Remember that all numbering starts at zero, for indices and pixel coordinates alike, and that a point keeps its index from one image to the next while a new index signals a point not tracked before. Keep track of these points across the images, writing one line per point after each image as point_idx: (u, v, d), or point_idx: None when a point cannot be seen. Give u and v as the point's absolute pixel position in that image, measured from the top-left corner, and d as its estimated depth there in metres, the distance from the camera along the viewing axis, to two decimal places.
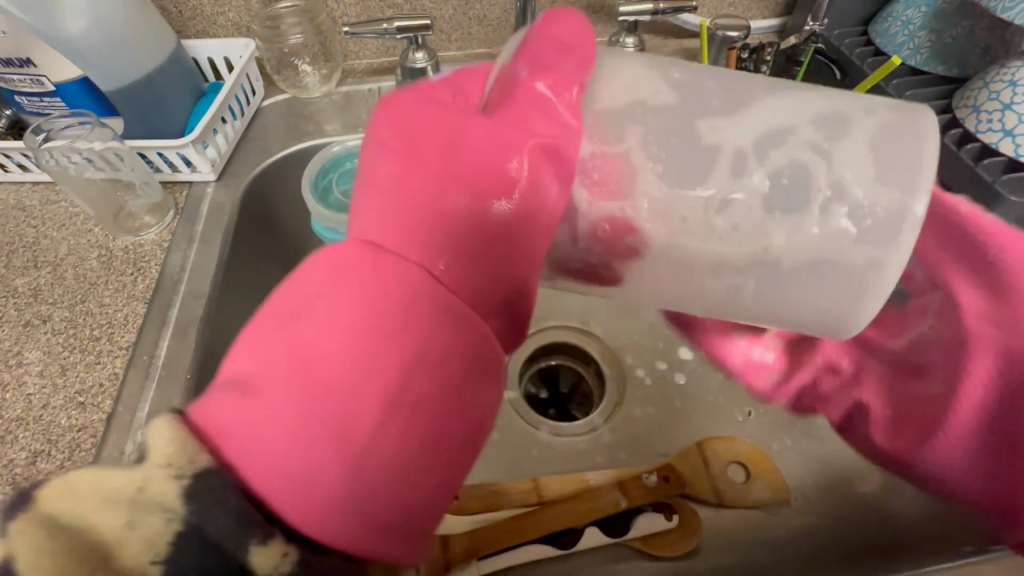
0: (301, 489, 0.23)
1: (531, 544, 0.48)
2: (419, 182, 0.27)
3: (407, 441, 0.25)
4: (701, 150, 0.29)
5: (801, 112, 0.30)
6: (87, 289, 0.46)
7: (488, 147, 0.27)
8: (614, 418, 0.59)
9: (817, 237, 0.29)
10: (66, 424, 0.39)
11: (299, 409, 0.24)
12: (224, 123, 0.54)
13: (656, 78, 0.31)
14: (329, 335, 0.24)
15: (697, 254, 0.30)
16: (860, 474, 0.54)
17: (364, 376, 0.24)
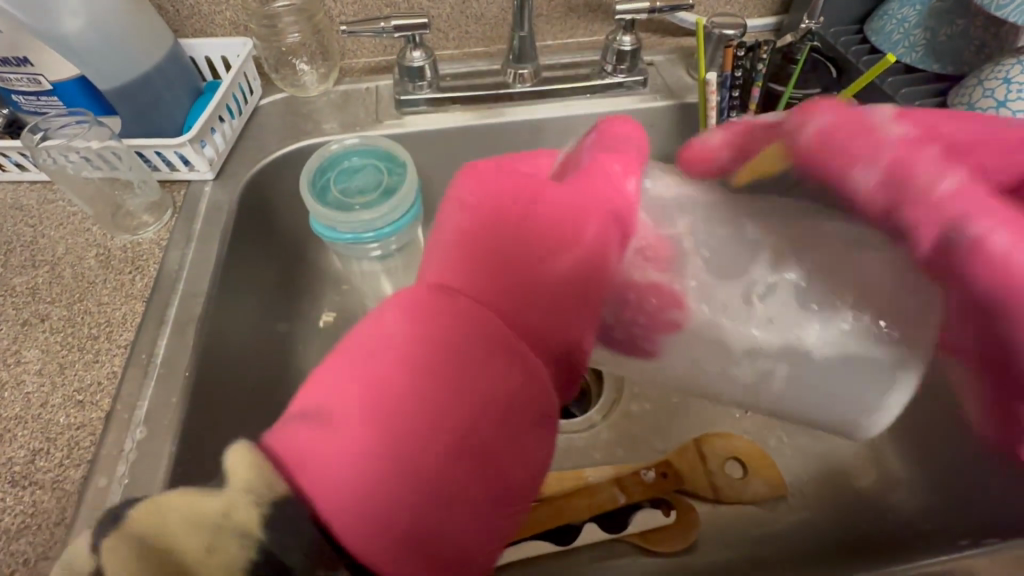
0: (355, 522, 0.23)
1: (530, 541, 0.48)
2: (496, 232, 0.28)
3: (477, 488, 0.24)
4: (734, 252, 0.36)
5: (821, 232, 0.34)
6: (85, 288, 0.46)
7: (566, 208, 0.30)
8: (613, 414, 0.59)
9: (842, 335, 0.33)
10: (65, 422, 0.39)
11: (373, 446, 0.23)
12: (221, 122, 0.54)
13: (694, 185, 0.37)
14: (402, 363, 0.24)
15: (735, 339, 0.35)
16: (856, 469, 0.54)
17: (439, 416, 0.24)
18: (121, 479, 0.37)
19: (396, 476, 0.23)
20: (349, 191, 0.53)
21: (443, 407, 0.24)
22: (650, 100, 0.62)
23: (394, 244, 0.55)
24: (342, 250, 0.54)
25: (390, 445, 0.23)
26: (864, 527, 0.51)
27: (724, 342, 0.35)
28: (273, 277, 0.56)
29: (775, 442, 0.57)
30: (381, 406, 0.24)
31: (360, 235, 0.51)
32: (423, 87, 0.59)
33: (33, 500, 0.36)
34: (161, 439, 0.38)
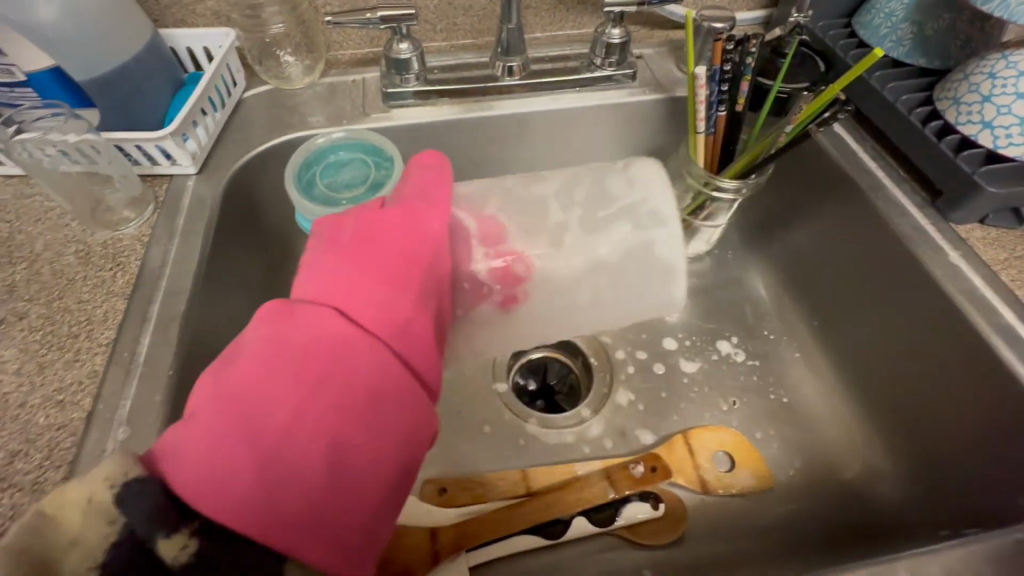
0: (219, 492, 0.27)
1: (518, 536, 0.48)
2: (335, 266, 0.34)
3: (332, 453, 0.29)
4: (540, 215, 0.45)
5: (603, 205, 0.46)
6: (65, 286, 0.45)
7: (391, 235, 0.36)
8: (602, 408, 0.59)
9: (603, 274, 0.45)
10: (43, 423, 0.38)
11: (230, 437, 0.28)
12: (204, 115, 0.53)
13: (506, 196, 0.46)
14: (255, 363, 0.30)
15: (554, 289, 0.44)
16: (841, 460, 0.55)
17: (291, 401, 0.29)
18: None
19: (255, 449, 0.28)
20: (335, 185, 0.51)
21: (294, 395, 0.29)
22: (640, 94, 0.61)
23: None
24: None
25: (247, 423, 0.28)
26: (849, 520, 0.51)
27: (548, 304, 0.45)
28: (259, 272, 0.55)
29: (762, 434, 0.57)
30: (239, 398, 0.29)
31: None
32: (410, 80, 0.59)
33: (13, 502, 0.35)
34: (143, 437, 0.38)
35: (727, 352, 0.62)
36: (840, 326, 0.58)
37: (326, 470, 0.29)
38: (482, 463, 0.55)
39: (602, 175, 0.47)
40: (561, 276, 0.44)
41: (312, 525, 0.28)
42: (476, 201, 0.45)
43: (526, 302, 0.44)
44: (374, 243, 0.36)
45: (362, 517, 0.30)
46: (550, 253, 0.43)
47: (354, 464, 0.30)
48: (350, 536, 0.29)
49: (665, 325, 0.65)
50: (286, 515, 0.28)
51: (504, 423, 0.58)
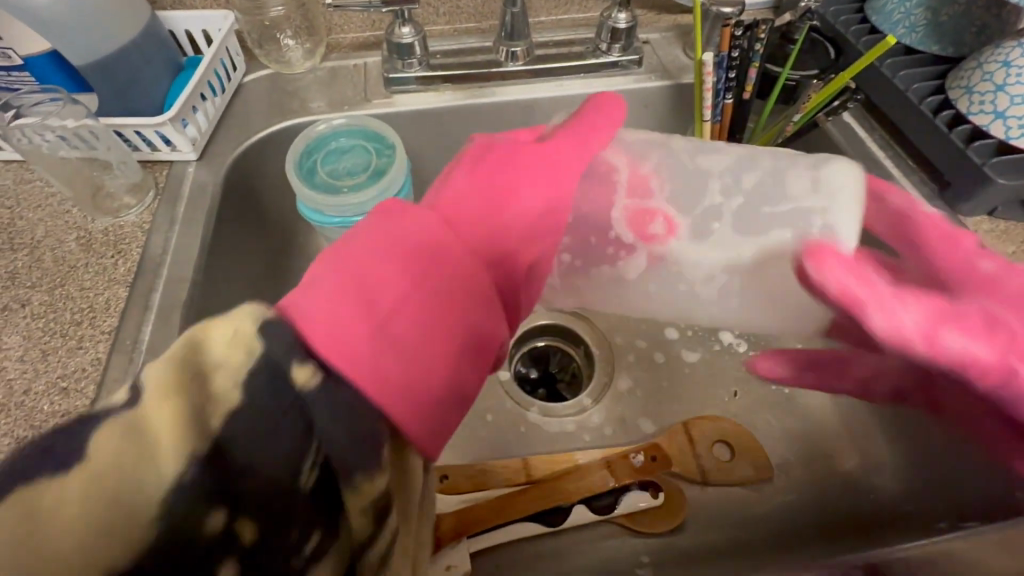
0: (359, 375, 0.23)
1: (519, 523, 0.49)
2: (472, 185, 0.35)
3: (451, 351, 0.27)
4: (699, 180, 0.41)
5: (784, 187, 0.40)
6: (66, 273, 0.45)
7: (536, 165, 0.36)
8: (603, 397, 0.60)
9: (736, 269, 0.39)
10: (48, 410, 0.38)
11: (370, 309, 0.25)
12: (204, 100, 0.53)
13: (673, 151, 0.42)
14: (396, 245, 0.27)
15: (689, 266, 0.40)
16: (841, 451, 0.55)
17: (433, 290, 0.27)
18: None
19: (399, 330, 0.25)
20: (337, 172, 0.51)
21: (434, 285, 0.27)
22: (646, 81, 0.60)
23: None
24: (332, 234, 0.52)
25: (389, 298, 0.25)
26: (846, 510, 0.51)
27: (696, 293, 0.41)
28: (261, 259, 0.55)
29: (763, 424, 0.57)
30: (383, 275, 0.26)
31: (349, 218, 0.49)
32: (412, 65, 0.58)
33: None
34: None
35: (729, 342, 0.62)
36: None
37: (449, 362, 0.27)
38: (485, 451, 0.56)
39: (820, 160, 0.41)
40: (693, 260, 0.39)
41: (419, 422, 0.25)
42: (639, 149, 0.42)
43: (683, 274, 0.40)
44: (517, 165, 0.36)
45: (455, 419, 0.28)
46: (696, 238, 0.39)
47: (465, 367, 0.28)
48: (441, 439, 0.27)
49: None
50: (405, 405, 0.25)
51: (506, 412, 0.58)
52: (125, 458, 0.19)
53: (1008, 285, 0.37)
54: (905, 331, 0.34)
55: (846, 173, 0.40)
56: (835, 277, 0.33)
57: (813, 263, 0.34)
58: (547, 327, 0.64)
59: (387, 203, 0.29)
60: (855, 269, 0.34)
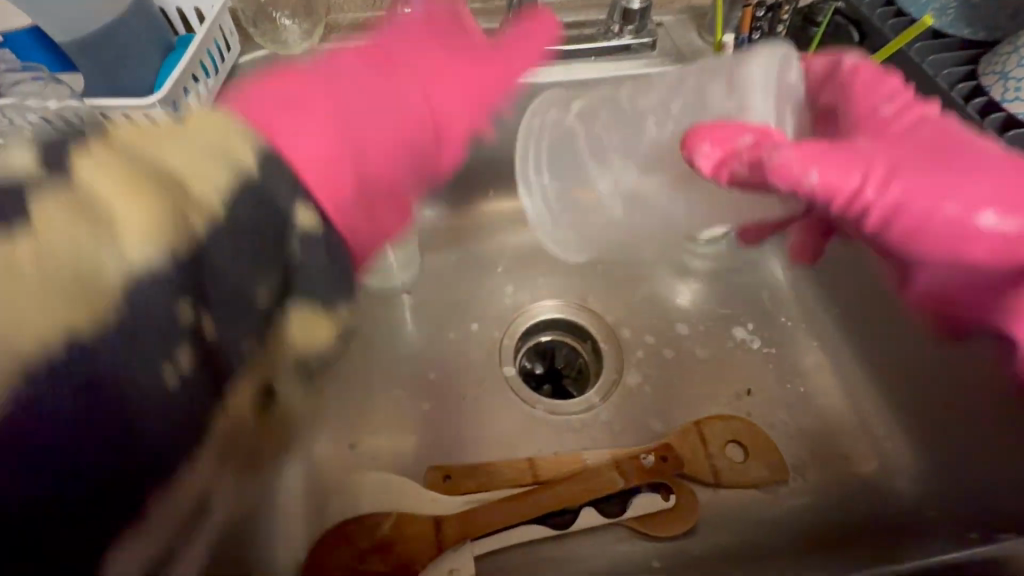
0: (319, 172, 0.34)
1: (524, 525, 0.48)
2: (402, 57, 0.43)
3: (359, 165, 0.36)
4: (629, 117, 0.49)
5: (717, 90, 0.46)
6: None
7: (427, 67, 0.43)
8: (612, 394, 0.58)
9: (671, 172, 0.49)
10: None
11: (326, 130, 0.35)
12: (196, 81, 0.50)
13: (600, 99, 0.49)
14: (336, 94, 0.37)
15: (642, 184, 0.50)
16: (858, 453, 0.53)
17: (335, 132, 0.35)
18: None
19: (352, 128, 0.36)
20: None
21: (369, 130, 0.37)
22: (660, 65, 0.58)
23: None
24: None
25: (326, 129, 0.34)
26: (860, 514, 0.50)
27: (648, 200, 0.51)
28: None
29: (776, 423, 0.55)
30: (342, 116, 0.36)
31: None
32: None
33: None
34: None
35: (742, 338, 0.60)
36: (861, 314, 0.56)
37: (347, 177, 0.35)
38: (489, 450, 0.54)
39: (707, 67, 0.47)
40: (644, 178, 0.49)
41: (340, 208, 0.35)
42: (589, 111, 0.49)
43: (640, 188, 0.50)
44: (420, 49, 0.45)
45: (356, 222, 0.37)
46: (646, 180, 0.49)
47: (377, 158, 0.38)
48: (346, 209, 0.36)
49: (677, 309, 0.62)
50: (337, 195, 0.35)
51: (511, 409, 0.56)
52: (81, 232, 0.21)
53: (893, 131, 0.41)
54: (783, 169, 0.39)
55: (800, 76, 0.46)
56: (705, 151, 0.42)
57: (689, 149, 0.43)
58: (553, 321, 0.62)
59: (327, 55, 0.41)
60: (722, 143, 0.42)
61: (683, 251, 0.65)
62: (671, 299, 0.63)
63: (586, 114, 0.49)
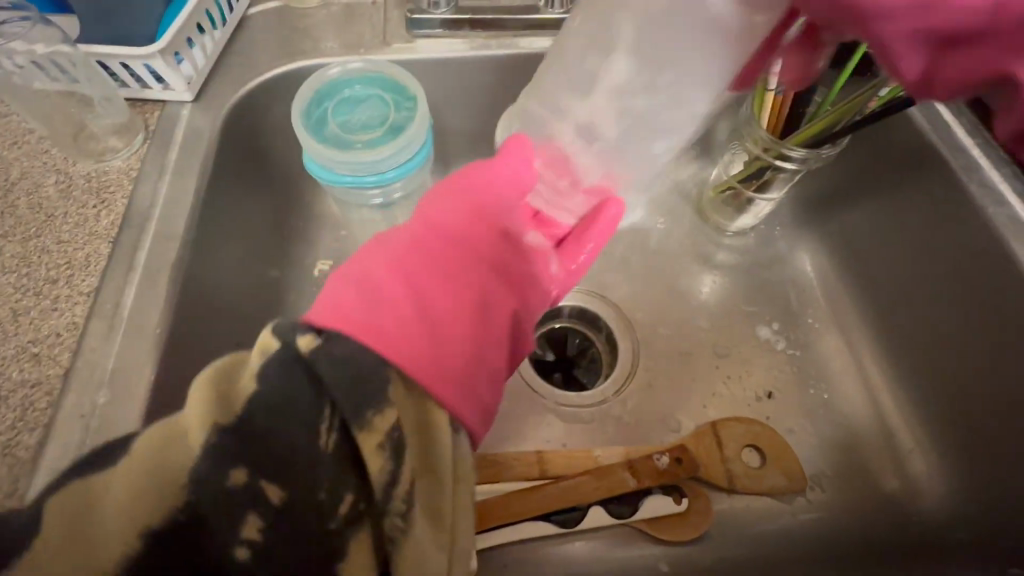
0: (427, 369, 0.31)
1: (533, 522, 0.46)
2: (438, 236, 0.40)
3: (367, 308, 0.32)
4: (570, 70, 0.43)
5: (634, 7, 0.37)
6: (43, 221, 0.40)
7: (424, 271, 0.37)
8: (626, 388, 0.55)
9: (652, 102, 0.41)
10: (17, 378, 0.35)
11: (407, 301, 0.34)
12: (201, 33, 0.46)
13: (546, 80, 0.45)
14: (414, 252, 0.39)
15: (611, 137, 0.44)
16: (881, 469, 0.52)
17: (445, 284, 0.37)
18: (79, 448, 0.33)
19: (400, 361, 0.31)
20: (349, 125, 0.44)
21: (441, 271, 0.38)
22: None
23: (399, 189, 0.48)
24: (341, 193, 0.47)
25: (418, 290, 0.36)
26: (888, 535, 0.49)
27: (625, 149, 0.46)
28: (261, 222, 0.50)
29: (796, 429, 0.53)
30: (401, 277, 0.35)
31: (362, 177, 0.44)
32: (439, 6, 0.51)
33: None
34: (126, 405, 0.35)
35: (766, 337, 0.57)
36: (897, 321, 0.53)
37: (455, 323, 0.35)
38: (497, 440, 0.52)
39: None
40: (609, 136, 0.44)
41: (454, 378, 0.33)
42: (545, 90, 0.46)
43: (603, 146, 0.45)
44: (448, 201, 0.43)
45: (468, 345, 0.35)
46: (616, 112, 0.43)
47: (464, 324, 0.36)
48: (486, 363, 0.36)
49: (699, 302, 0.59)
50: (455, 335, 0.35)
51: (521, 399, 0.54)
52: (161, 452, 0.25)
53: None
54: None
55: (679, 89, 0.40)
56: None
57: None
58: (567, 308, 0.59)
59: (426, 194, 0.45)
60: None
61: (708, 240, 0.62)
62: (692, 292, 0.59)
63: (539, 87, 0.46)
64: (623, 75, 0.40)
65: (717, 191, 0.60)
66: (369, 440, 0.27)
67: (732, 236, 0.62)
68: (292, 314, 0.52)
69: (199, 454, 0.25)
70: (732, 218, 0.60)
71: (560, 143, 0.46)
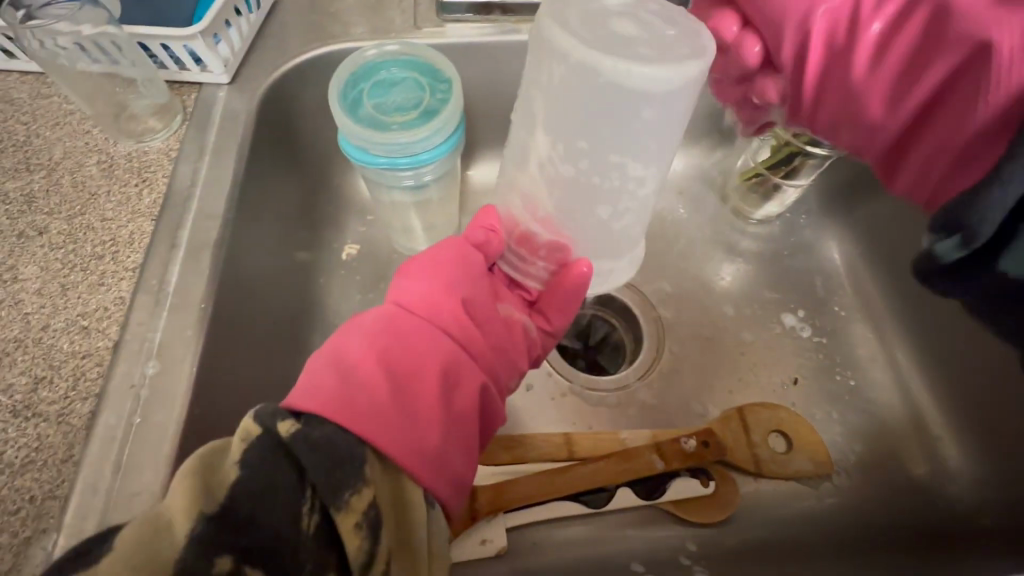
0: (394, 445, 0.31)
1: (562, 501, 0.47)
2: (409, 309, 0.40)
3: (337, 387, 0.32)
4: (520, 142, 0.41)
5: (557, 75, 0.34)
6: (87, 200, 0.41)
7: (401, 339, 0.37)
8: (651, 373, 0.55)
9: (589, 168, 0.38)
10: (67, 350, 0.36)
11: (379, 372, 0.34)
12: (237, 15, 0.47)
13: (511, 151, 0.42)
14: (389, 322, 0.38)
15: (557, 209, 0.41)
16: (909, 455, 0.52)
17: (420, 352, 0.36)
18: (131, 417, 0.34)
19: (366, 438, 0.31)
20: (384, 107, 0.45)
21: (416, 341, 0.37)
22: None
23: (432, 172, 0.49)
24: (374, 174, 0.47)
25: (392, 361, 0.35)
26: (916, 520, 0.49)
27: (580, 220, 0.42)
28: (292, 205, 0.51)
29: (822, 416, 0.53)
30: (374, 350, 0.35)
31: (397, 160, 0.44)
32: None
33: (38, 432, 0.33)
34: (174, 377, 0.36)
35: (792, 325, 0.57)
36: (925, 308, 0.53)
37: (427, 394, 0.35)
38: (522, 423, 0.52)
39: (537, 50, 0.35)
40: (555, 208, 0.41)
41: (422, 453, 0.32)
42: (510, 156, 0.43)
43: (554, 218, 0.42)
44: (421, 273, 0.43)
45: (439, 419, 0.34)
46: (557, 181, 0.39)
47: (437, 395, 0.35)
48: (460, 436, 0.35)
49: (725, 288, 0.59)
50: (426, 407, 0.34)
51: (548, 383, 0.54)
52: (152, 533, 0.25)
53: None
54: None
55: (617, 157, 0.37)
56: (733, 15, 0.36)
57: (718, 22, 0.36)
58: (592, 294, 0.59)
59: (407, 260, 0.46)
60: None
61: (733, 228, 0.62)
62: (716, 279, 0.59)
63: (508, 153, 0.44)
64: (547, 147, 0.38)
65: (744, 178, 0.60)
66: (349, 520, 0.28)
67: (757, 223, 0.62)
68: (323, 295, 0.53)
69: (188, 541, 0.25)
70: (757, 206, 0.60)
71: (519, 203, 0.44)
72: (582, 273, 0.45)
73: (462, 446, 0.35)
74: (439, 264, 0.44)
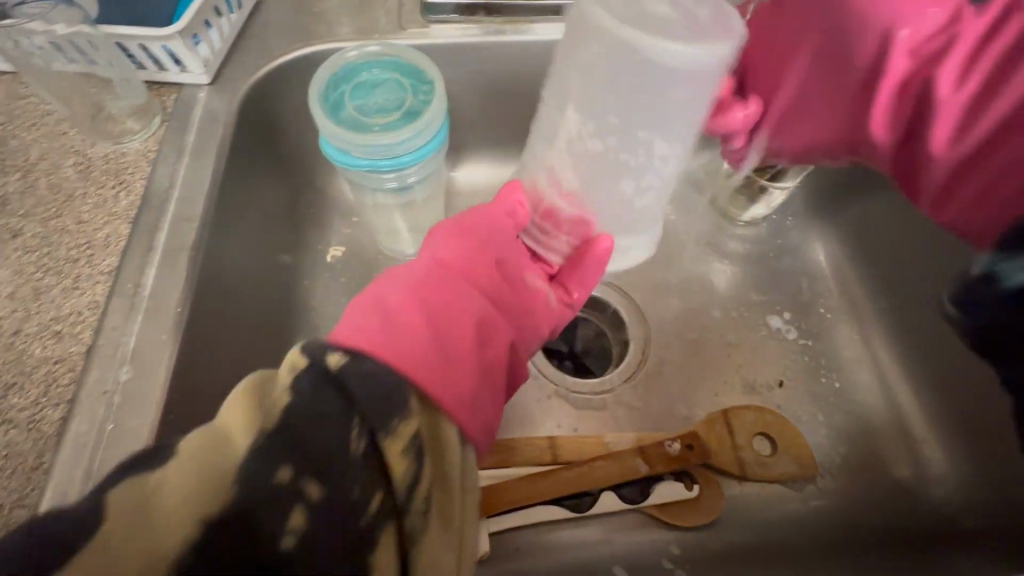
0: (438, 385, 0.30)
1: (545, 506, 0.47)
2: (443, 267, 0.39)
3: (379, 328, 0.31)
4: (546, 118, 0.40)
5: (593, 52, 0.34)
6: (62, 203, 0.40)
7: (438, 291, 0.36)
8: (636, 376, 0.55)
9: (616, 146, 0.37)
10: (40, 355, 0.35)
11: (420, 319, 0.33)
12: (217, 15, 0.46)
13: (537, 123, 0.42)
14: (424, 277, 0.38)
15: (582, 184, 0.41)
16: (893, 458, 0.52)
17: (456, 307, 0.36)
18: (104, 423, 0.34)
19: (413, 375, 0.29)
20: (366, 108, 0.44)
21: (453, 295, 0.37)
22: None
23: (414, 174, 0.48)
24: (356, 176, 0.47)
25: (430, 310, 0.35)
26: (900, 522, 0.49)
27: (606, 196, 0.42)
28: (275, 208, 0.50)
29: (807, 418, 0.54)
30: (414, 299, 0.35)
31: (378, 162, 0.44)
32: None
33: (8, 439, 0.33)
34: (148, 382, 0.35)
35: (778, 327, 0.57)
36: (910, 311, 0.53)
37: (466, 343, 0.34)
38: (508, 426, 0.52)
39: (573, 21, 0.35)
40: (581, 183, 0.41)
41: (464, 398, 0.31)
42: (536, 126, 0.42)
43: (580, 190, 0.42)
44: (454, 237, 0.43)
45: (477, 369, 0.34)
46: (584, 158, 0.39)
47: (473, 347, 0.34)
48: (491, 391, 0.35)
49: (711, 291, 0.59)
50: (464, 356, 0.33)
51: (533, 386, 0.54)
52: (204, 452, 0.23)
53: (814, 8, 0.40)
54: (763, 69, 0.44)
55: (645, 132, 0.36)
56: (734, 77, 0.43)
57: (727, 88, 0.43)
58: None
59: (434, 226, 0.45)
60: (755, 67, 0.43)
61: (720, 230, 0.62)
62: (703, 281, 0.59)
63: (532, 131, 0.43)
64: (577, 123, 0.38)
65: (730, 180, 0.60)
66: (395, 446, 0.25)
67: (743, 225, 0.62)
68: (306, 298, 0.52)
69: (246, 454, 0.23)
70: (744, 208, 0.60)
71: (540, 172, 0.43)
72: (604, 248, 0.45)
73: (492, 403, 0.35)
74: (469, 230, 0.43)
